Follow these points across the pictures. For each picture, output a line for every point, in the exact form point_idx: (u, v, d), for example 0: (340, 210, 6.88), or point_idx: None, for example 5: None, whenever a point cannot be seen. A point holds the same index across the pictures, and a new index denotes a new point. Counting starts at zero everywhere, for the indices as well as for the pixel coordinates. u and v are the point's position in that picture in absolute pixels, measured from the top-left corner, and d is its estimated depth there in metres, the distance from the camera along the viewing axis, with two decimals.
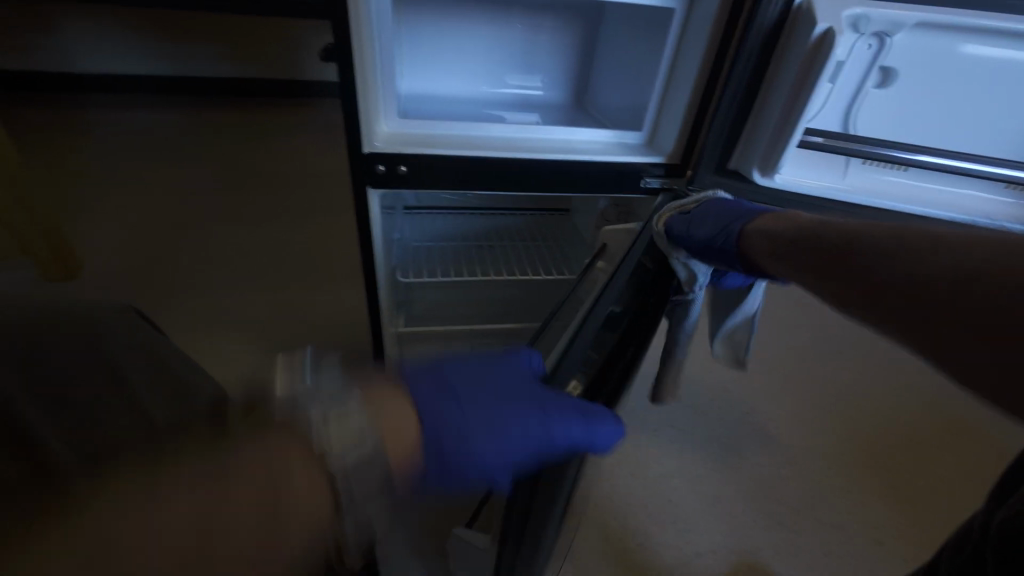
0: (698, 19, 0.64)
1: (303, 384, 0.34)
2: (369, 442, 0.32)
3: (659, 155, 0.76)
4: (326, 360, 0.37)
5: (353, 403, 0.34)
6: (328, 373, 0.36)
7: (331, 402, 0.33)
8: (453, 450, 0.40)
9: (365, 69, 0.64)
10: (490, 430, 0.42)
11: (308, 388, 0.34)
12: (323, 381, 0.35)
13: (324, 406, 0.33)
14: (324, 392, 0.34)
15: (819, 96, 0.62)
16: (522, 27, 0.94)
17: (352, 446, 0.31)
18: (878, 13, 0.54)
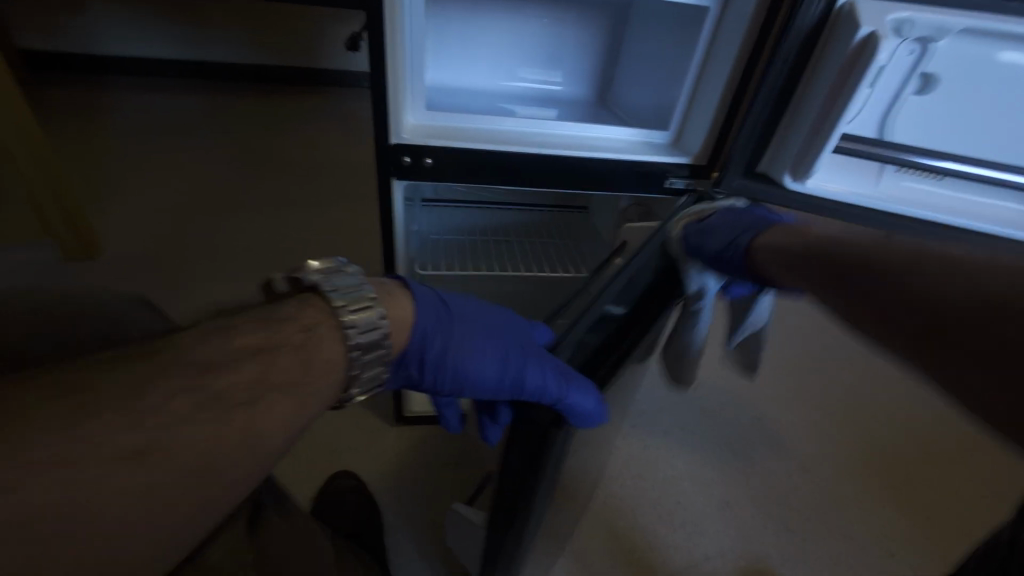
0: (733, 18, 0.64)
1: (331, 279, 0.45)
2: (367, 323, 0.43)
3: (686, 156, 0.75)
4: (351, 264, 0.48)
5: (369, 292, 0.45)
6: (349, 273, 0.47)
7: (351, 288, 0.45)
8: (431, 346, 0.52)
9: (395, 59, 0.64)
10: (466, 357, 0.53)
11: (333, 281, 0.45)
12: (347, 277, 0.46)
13: (348, 295, 0.44)
14: (349, 287, 0.45)
15: (858, 102, 0.60)
16: (549, 21, 0.93)
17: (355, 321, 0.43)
18: (924, 18, 0.53)
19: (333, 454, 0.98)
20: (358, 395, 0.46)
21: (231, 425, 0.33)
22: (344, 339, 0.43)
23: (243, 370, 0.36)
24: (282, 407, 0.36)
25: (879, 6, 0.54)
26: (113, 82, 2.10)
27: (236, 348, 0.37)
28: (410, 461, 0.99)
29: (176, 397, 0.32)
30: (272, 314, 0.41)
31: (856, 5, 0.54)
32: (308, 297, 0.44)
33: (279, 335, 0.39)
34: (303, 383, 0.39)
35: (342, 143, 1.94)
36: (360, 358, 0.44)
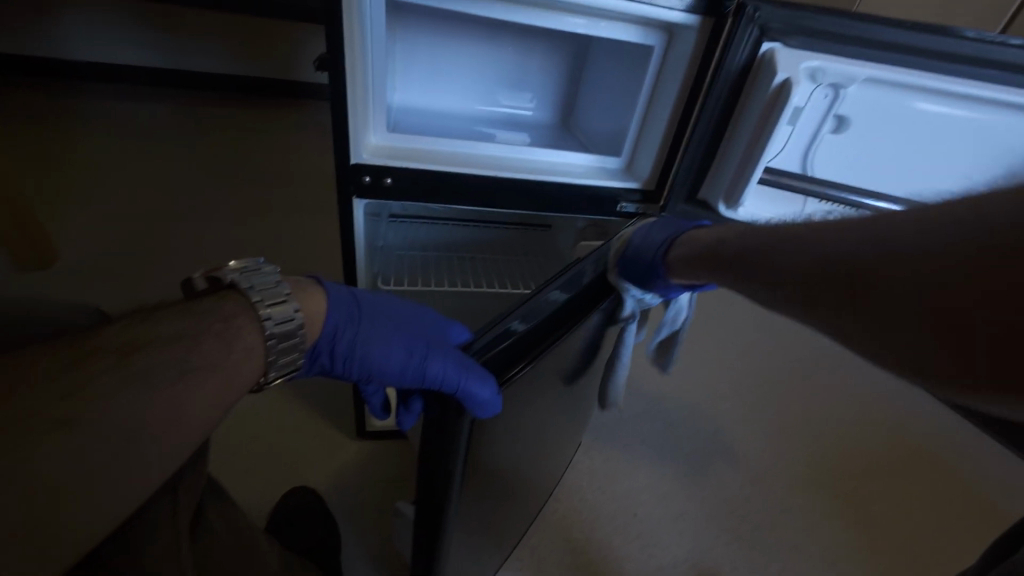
0: (675, 56, 0.69)
1: (247, 277, 0.47)
2: (282, 315, 0.45)
3: (636, 181, 0.80)
4: (270, 263, 0.50)
5: (285, 288, 0.47)
6: (267, 271, 0.49)
7: (269, 286, 0.47)
8: (340, 338, 0.57)
9: (356, 84, 0.66)
10: (374, 348, 0.58)
11: (251, 279, 0.47)
12: (264, 276, 0.48)
13: (265, 291, 0.46)
14: (264, 283, 0.47)
15: (779, 137, 0.66)
16: (516, 50, 0.98)
17: (274, 314, 0.44)
18: (833, 66, 0.60)
19: (292, 469, 0.97)
20: (272, 380, 0.47)
21: (155, 399, 0.35)
22: (259, 329, 0.44)
23: (164, 352, 0.38)
24: (207, 384, 0.38)
25: (795, 55, 0.60)
26: (78, 88, 2.06)
27: (158, 334, 0.39)
28: (372, 476, 0.99)
29: (97, 377, 0.34)
30: (193, 309, 0.43)
31: (776, 52, 0.61)
32: (225, 293, 0.46)
33: (198, 324, 0.41)
34: (224, 364, 0.41)
35: (314, 155, 1.94)
36: (277, 347, 0.45)
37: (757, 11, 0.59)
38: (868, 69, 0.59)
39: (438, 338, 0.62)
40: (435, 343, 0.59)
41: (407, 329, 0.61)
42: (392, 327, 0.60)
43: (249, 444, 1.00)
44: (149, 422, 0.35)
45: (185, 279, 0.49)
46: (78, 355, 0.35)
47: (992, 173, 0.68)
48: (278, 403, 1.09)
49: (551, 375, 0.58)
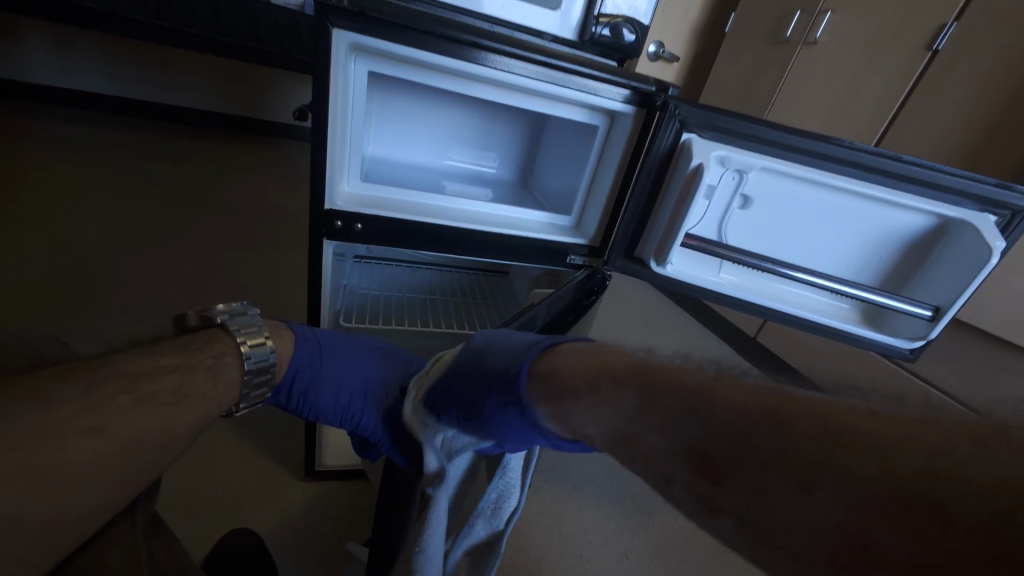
0: (617, 136, 0.82)
1: (233, 318, 0.56)
2: (265, 357, 0.55)
3: (583, 238, 0.90)
4: (250, 305, 0.59)
5: (265, 332, 0.57)
6: (250, 313, 0.58)
7: (252, 327, 0.56)
8: (298, 380, 0.62)
9: (337, 140, 0.74)
10: (327, 395, 0.63)
11: (236, 319, 0.56)
12: (247, 317, 0.57)
13: (247, 332, 0.55)
14: (247, 325, 0.56)
15: (697, 208, 0.78)
16: (483, 116, 1.10)
17: (256, 356, 0.54)
18: (736, 156, 0.72)
19: (231, 510, 0.94)
20: (238, 412, 0.55)
21: (157, 418, 0.43)
22: (240, 364, 0.53)
23: (165, 381, 0.46)
24: (198, 411, 0.47)
25: (707, 145, 0.73)
26: (34, 109, 2.01)
27: (159, 365, 0.46)
28: (317, 518, 0.97)
29: (114, 398, 0.41)
30: (186, 343, 0.51)
31: (692, 142, 0.73)
32: (211, 331, 0.54)
33: (192, 358, 0.49)
34: (211, 394, 0.49)
35: (281, 193, 1.98)
36: (252, 380, 0.54)
37: (677, 109, 0.73)
38: (763, 160, 0.72)
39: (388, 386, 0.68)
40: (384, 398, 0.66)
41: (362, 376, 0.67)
42: (349, 373, 0.65)
43: (187, 484, 0.96)
44: (153, 437, 0.42)
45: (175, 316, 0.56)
46: (93, 378, 0.42)
47: (868, 243, 0.82)
48: (223, 441, 1.06)
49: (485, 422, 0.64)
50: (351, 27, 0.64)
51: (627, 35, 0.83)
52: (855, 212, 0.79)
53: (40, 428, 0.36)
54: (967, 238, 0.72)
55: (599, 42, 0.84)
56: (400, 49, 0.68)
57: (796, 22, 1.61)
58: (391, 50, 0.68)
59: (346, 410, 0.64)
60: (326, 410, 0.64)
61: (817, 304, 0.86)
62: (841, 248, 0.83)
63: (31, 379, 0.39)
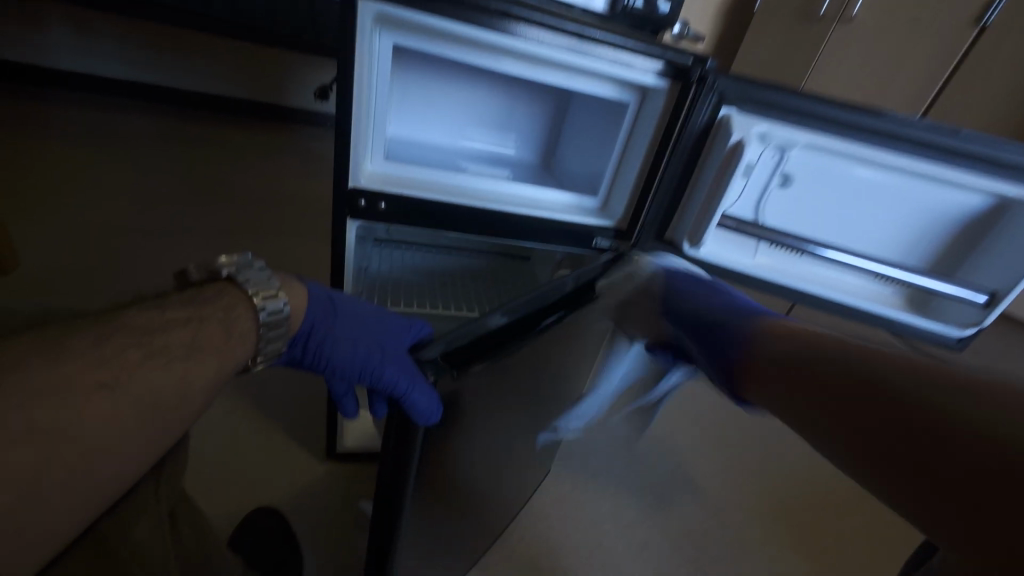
0: (648, 112, 0.78)
1: (241, 271, 0.52)
2: (277, 306, 0.51)
3: (609, 220, 0.88)
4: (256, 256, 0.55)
5: (275, 282, 0.52)
6: (257, 266, 0.53)
7: (261, 280, 0.52)
8: (314, 331, 0.60)
9: (362, 116, 0.72)
10: (341, 347, 0.60)
11: (244, 272, 0.52)
12: (254, 269, 0.53)
13: (257, 285, 0.51)
14: (257, 277, 0.52)
15: (734, 188, 0.75)
16: (505, 96, 1.07)
17: (268, 306, 0.50)
18: (778, 131, 0.69)
19: (254, 491, 0.94)
20: (256, 365, 0.53)
21: (172, 373, 0.41)
22: (252, 316, 0.50)
23: (174, 334, 0.44)
24: (213, 365, 0.44)
25: (746, 119, 0.69)
26: (58, 98, 2.04)
27: (166, 319, 0.44)
28: (337, 499, 0.97)
29: (124, 353, 0.40)
30: (194, 297, 0.48)
31: (731, 117, 0.70)
32: (219, 286, 0.51)
33: (200, 312, 0.47)
34: (226, 347, 0.46)
35: (299, 179, 1.98)
36: (268, 333, 0.51)
37: (716, 82, 0.70)
38: (806, 135, 0.69)
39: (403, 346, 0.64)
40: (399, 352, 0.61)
41: (378, 334, 0.63)
42: (363, 330, 0.62)
43: (211, 463, 0.97)
44: (169, 393, 0.41)
45: (178, 271, 0.53)
46: (100, 332, 0.40)
47: (918, 224, 0.78)
48: (245, 422, 1.07)
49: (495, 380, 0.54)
50: None
51: (661, 5, 0.81)
52: (905, 190, 0.74)
53: (50, 385, 0.35)
54: None
55: (631, 14, 0.81)
56: (428, 19, 0.66)
57: None
58: (419, 21, 0.66)
59: (361, 363, 0.59)
60: (343, 363, 0.60)
61: (860, 288, 0.83)
62: (888, 229, 0.79)
63: (39, 336, 0.38)
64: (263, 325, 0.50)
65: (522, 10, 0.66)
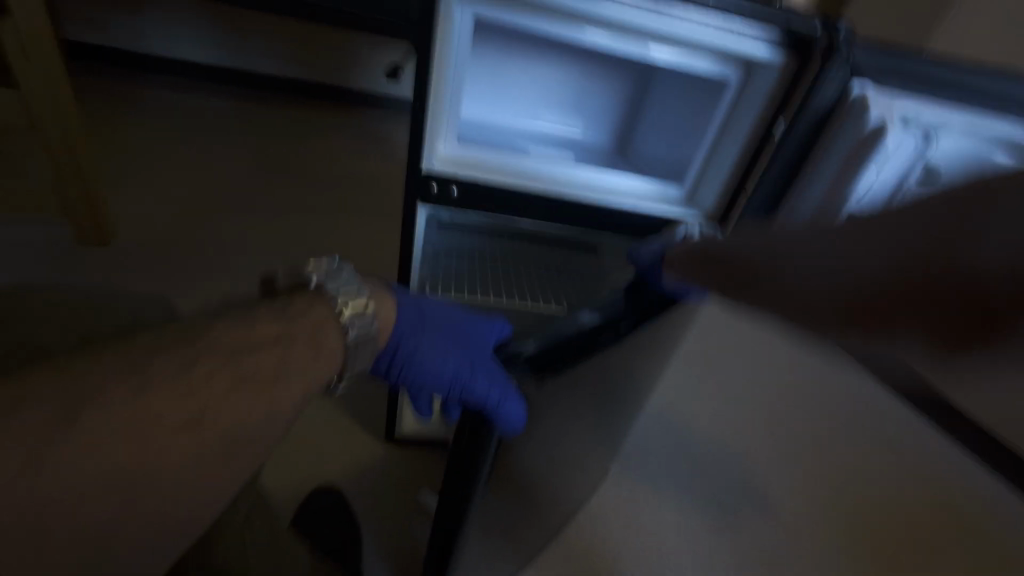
0: (755, 91, 0.69)
1: (331, 280, 0.52)
2: (367, 318, 0.51)
3: (700, 211, 0.80)
4: (344, 263, 0.55)
5: (362, 293, 0.52)
6: (346, 273, 0.54)
7: (349, 291, 0.52)
8: (404, 343, 0.60)
9: (439, 95, 0.68)
10: (433, 359, 0.61)
11: (332, 282, 0.52)
12: (340, 278, 0.53)
13: (346, 297, 0.51)
14: (346, 288, 0.52)
15: (867, 179, 0.64)
16: (583, 72, 0.99)
17: (357, 320, 0.51)
18: (926, 113, 0.59)
19: (316, 466, 0.97)
20: (341, 386, 0.52)
21: (255, 402, 0.42)
22: (341, 333, 0.50)
23: (260, 357, 0.44)
24: (294, 388, 0.45)
25: (887, 99, 0.60)
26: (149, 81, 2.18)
27: (255, 338, 0.45)
28: (394, 482, 0.98)
29: (210, 379, 0.40)
30: (283, 311, 0.49)
31: (873, 94, 0.60)
32: (308, 295, 0.51)
33: (289, 329, 0.47)
34: (309, 368, 0.47)
35: (360, 158, 1.99)
36: (355, 350, 0.51)
37: (853, 56, 0.59)
38: (964, 117, 0.58)
39: (488, 356, 0.65)
40: (487, 364, 0.63)
41: (464, 343, 0.64)
42: (450, 339, 0.63)
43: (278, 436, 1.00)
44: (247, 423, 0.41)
45: (267, 277, 0.54)
46: (190, 356, 0.41)
47: None
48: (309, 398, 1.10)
49: (566, 390, 0.57)
50: None
51: None
52: None
53: (141, 419, 0.36)
54: None
55: None
56: None
57: None
58: None
59: (454, 376, 0.61)
60: (435, 376, 0.61)
61: None
62: None
63: (139, 354, 0.40)
64: (354, 342, 0.50)
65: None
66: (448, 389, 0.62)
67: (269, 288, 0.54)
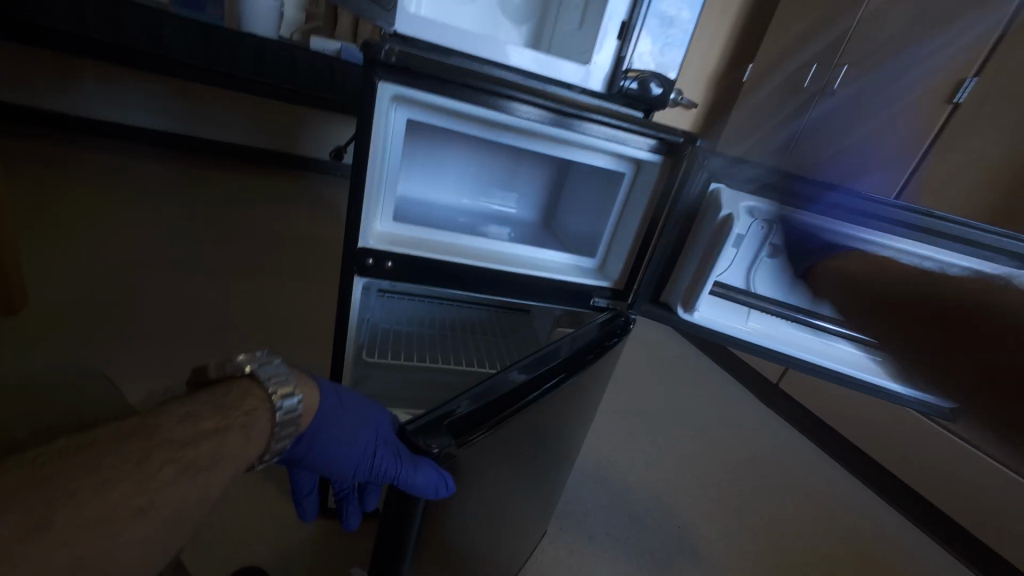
0: (643, 181, 0.86)
1: (261, 367, 0.52)
2: (292, 402, 0.50)
3: (608, 280, 0.93)
4: (270, 356, 0.54)
5: (290, 382, 0.52)
6: (274, 361, 0.54)
7: (279, 378, 0.52)
8: (312, 432, 0.59)
9: (376, 180, 0.77)
10: (340, 445, 0.60)
11: (261, 370, 0.52)
12: (270, 368, 0.53)
13: (277, 382, 0.51)
14: (275, 374, 0.52)
15: (726, 257, 0.78)
16: (510, 160, 1.14)
17: (286, 402, 0.50)
18: (764, 208, 0.73)
19: (241, 549, 0.90)
20: (261, 464, 0.51)
21: (192, 490, 0.40)
22: (270, 416, 0.49)
23: (205, 446, 0.43)
24: (229, 474, 0.43)
25: (735, 196, 0.74)
26: (84, 143, 2.14)
27: (200, 430, 0.43)
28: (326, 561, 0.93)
29: (159, 470, 0.39)
30: (219, 402, 0.48)
31: (721, 191, 0.75)
32: (241, 384, 0.51)
33: (229, 418, 0.46)
34: (245, 453, 0.46)
35: (306, 224, 2.04)
36: (281, 431, 0.50)
37: (706, 159, 0.76)
38: (793, 213, 0.72)
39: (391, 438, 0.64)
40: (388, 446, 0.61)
41: (373, 429, 0.64)
42: (360, 426, 0.62)
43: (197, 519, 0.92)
44: (189, 515, 0.40)
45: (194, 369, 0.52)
46: (142, 449, 0.40)
47: None
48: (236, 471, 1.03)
49: (490, 450, 0.55)
50: (394, 79, 0.68)
51: (655, 88, 0.86)
52: (892, 266, 0.75)
53: (89, 517, 0.35)
54: None
55: (627, 94, 0.89)
56: (437, 99, 0.72)
57: (813, 74, 1.82)
58: (434, 101, 0.72)
59: (358, 457, 0.60)
60: (344, 460, 0.60)
61: (851, 358, 0.80)
62: None
63: (85, 449, 0.38)
64: (278, 426, 0.49)
65: (515, 92, 0.72)
66: (354, 473, 0.61)
67: (194, 380, 0.52)
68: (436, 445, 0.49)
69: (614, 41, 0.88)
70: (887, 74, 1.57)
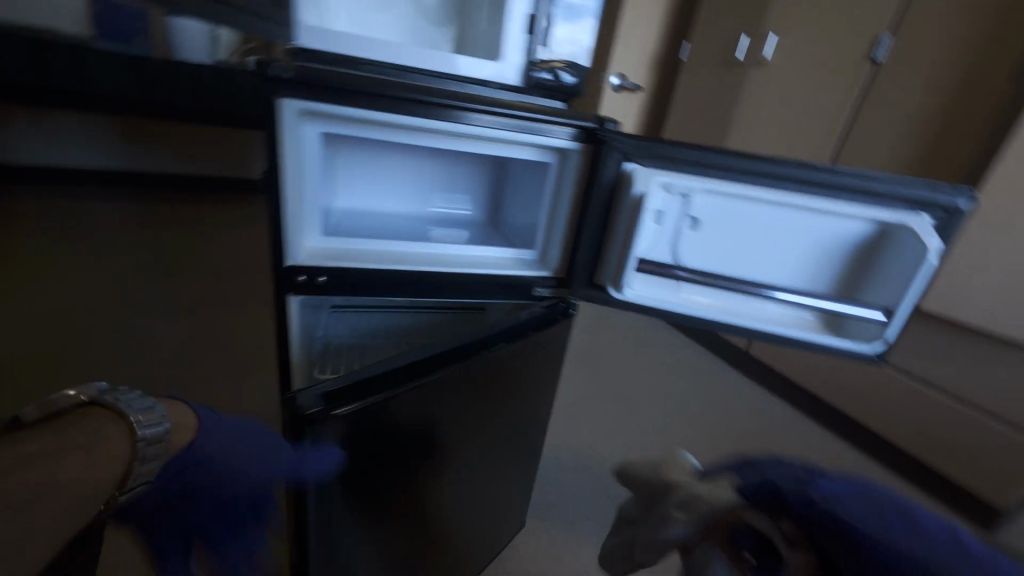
0: (567, 169, 0.87)
1: (112, 398, 0.55)
2: (144, 420, 0.54)
3: (548, 270, 0.94)
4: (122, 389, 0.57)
5: (141, 406, 0.55)
6: (130, 392, 0.57)
7: (129, 405, 0.55)
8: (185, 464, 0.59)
9: (296, 198, 0.77)
10: (225, 468, 0.62)
11: (111, 400, 0.54)
12: (122, 398, 0.55)
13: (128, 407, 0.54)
14: (127, 402, 0.55)
15: (646, 233, 0.79)
16: (447, 162, 1.14)
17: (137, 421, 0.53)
18: (677, 180, 0.75)
19: None
20: (122, 497, 0.51)
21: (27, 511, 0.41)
22: (125, 438, 0.52)
23: (39, 468, 0.44)
24: (73, 493, 0.45)
25: (648, 173, 0.75)
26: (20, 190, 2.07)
27: (31, 455, 0.45)
28: None
29: None
30: (63, 433, 0.50)
31: (635, 170, 0.76)
32: (90, 416, 0.53)
33: (69, 444, 0.48)
34: (91, 472, 0.47)
35: (262, 249, 2.01)
36: (140, 451, 0.52)
37: (617, 142, 0.75)
38: (704, 182, 0.74)
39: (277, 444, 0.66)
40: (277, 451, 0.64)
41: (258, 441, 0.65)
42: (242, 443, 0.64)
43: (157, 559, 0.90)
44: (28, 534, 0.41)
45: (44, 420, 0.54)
46: None
47: (820, 253, 0.80)
48: None
49: None
50: (295, 95, 0.67)
51: (568, 77, 0.88)
52: (803, 223, 0.78)
53: None
54: (907, 244, 0.71)
55: (543, 86, 0.89)
56: (343, 110, 0.72)
57: (745, 47, 1.86)
58: (339, 112, 0.72)
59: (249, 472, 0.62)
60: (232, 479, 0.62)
61: (781, 316, 0.83)
62: (801, 258, 0.81)
63: None
64: (134, 443, 0.52)
65: (420, 95, 0.72)
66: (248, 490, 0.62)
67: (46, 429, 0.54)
68: (312, 407, 0.57)
69: (523, 35, 0.90)
70: (811, 40, 1.62)
